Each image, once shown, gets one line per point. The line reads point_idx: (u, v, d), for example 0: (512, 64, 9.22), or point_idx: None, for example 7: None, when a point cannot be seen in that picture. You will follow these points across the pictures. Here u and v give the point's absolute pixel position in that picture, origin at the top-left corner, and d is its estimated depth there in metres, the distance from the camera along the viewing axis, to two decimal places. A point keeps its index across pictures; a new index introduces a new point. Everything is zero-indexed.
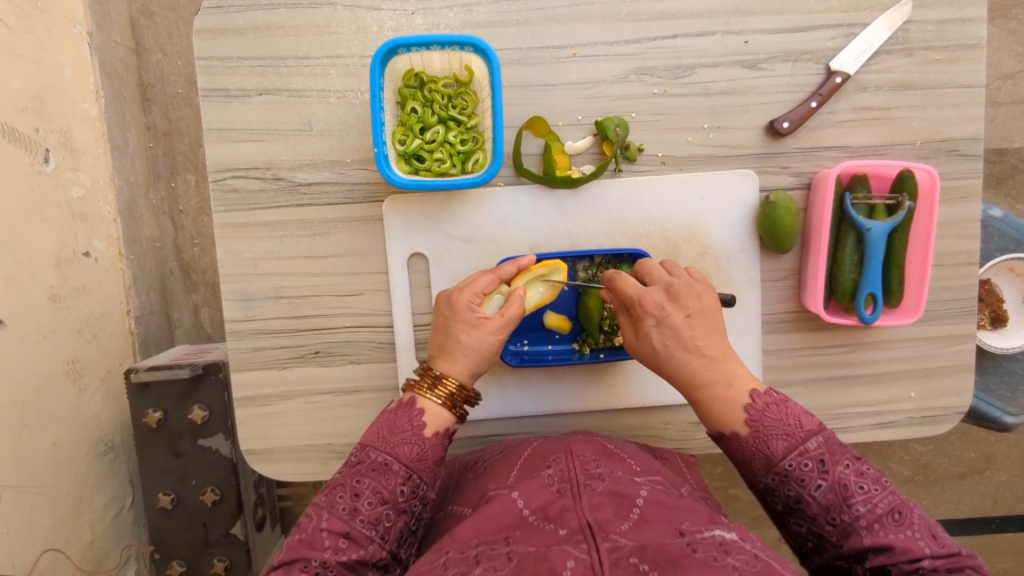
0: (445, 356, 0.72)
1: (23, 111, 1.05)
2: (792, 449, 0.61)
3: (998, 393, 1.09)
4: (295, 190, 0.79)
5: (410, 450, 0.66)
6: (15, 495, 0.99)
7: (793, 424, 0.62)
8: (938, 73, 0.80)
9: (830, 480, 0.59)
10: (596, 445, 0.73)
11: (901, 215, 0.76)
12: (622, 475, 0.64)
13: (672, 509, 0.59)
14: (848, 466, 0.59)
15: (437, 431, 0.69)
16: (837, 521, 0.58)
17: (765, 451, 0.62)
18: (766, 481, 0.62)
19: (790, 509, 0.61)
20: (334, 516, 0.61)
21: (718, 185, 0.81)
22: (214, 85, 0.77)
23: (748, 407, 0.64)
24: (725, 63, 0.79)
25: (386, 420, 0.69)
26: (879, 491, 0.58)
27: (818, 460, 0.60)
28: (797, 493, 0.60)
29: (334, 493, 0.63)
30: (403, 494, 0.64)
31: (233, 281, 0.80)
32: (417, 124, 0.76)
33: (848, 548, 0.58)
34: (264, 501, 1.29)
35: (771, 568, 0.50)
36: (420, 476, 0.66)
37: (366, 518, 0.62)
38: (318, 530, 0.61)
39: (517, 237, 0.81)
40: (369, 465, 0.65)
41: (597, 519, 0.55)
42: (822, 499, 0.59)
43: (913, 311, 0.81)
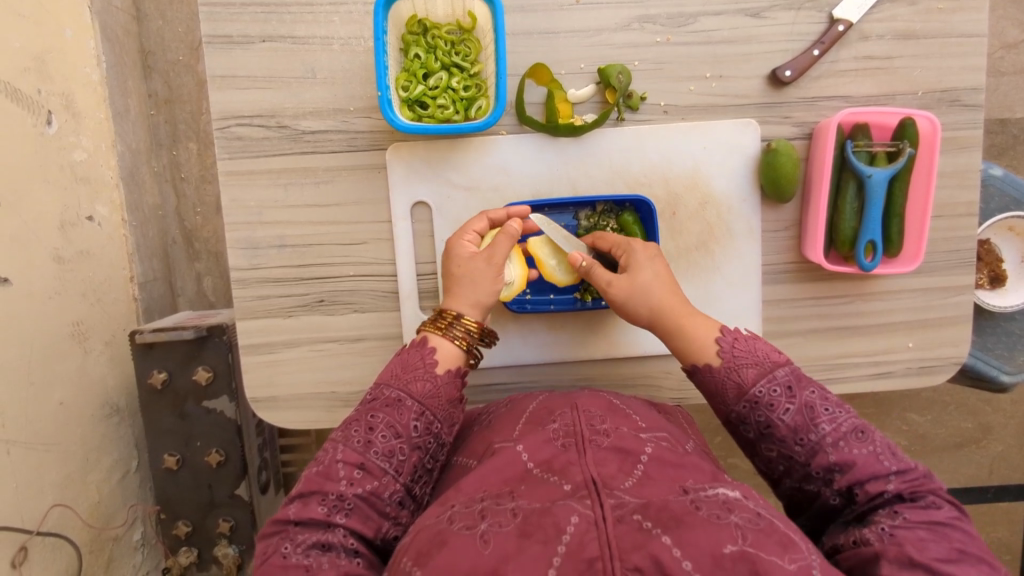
0: (455, 296, 0.73)
1: (24, 71, 1.05)
2: (761, 376, 0.65)
3: (996, 353, 1.10)
4: (299, 138, 0.79)
5: (424, 387, 0.67)
6: (23, 451, 1.00)
7: (762, 355, 0.66)
8: (940, 23, 0.81)
9: (797, 403, 0.63)
10: (602, 400, 0.73)
11: (902, 161, 0.77)
12: (627, 431, 0.64)
13: (676, 467, 0.59)
14: (814, 392, 0.63)
15: (449, 370, 0.69)
16: (805, 441, 0.61)
17: (736, 379, 0.66)
18: (738, 409, 0.65)
19: (761, 435, 0.64)
20: (349, 448, 0.62)
21: (720, 134, 0.81)
22: (218, 32, 0.77)
23: (718, 339, 0.69)
24: (727, 12, 0.80)
25: (399, 360, 0.70)
26: (842, 412, 0.62)
27: (785, 386, 0.64)
28: (767, 418, 0.63)
29: (350, 428, 0.64)
30: (416, 429, 0.65)
31: (238, 230, 0.81)
32: (420, 70, 0.76)
33: (816, 467, 0.61)
34: (268, 465, 1.30)
35: (775, 526, 0.50)
36: (433, 413, 0.66)
37: (381, 451, 0.63)
38: (334, 461, 0.62)
39: (520, 185, 0.81)
40: (383, 402, 0.66)
41: (601, 475, 0.55)
42: (791, 421, 0.62)
43: (912, 260, 0.82)
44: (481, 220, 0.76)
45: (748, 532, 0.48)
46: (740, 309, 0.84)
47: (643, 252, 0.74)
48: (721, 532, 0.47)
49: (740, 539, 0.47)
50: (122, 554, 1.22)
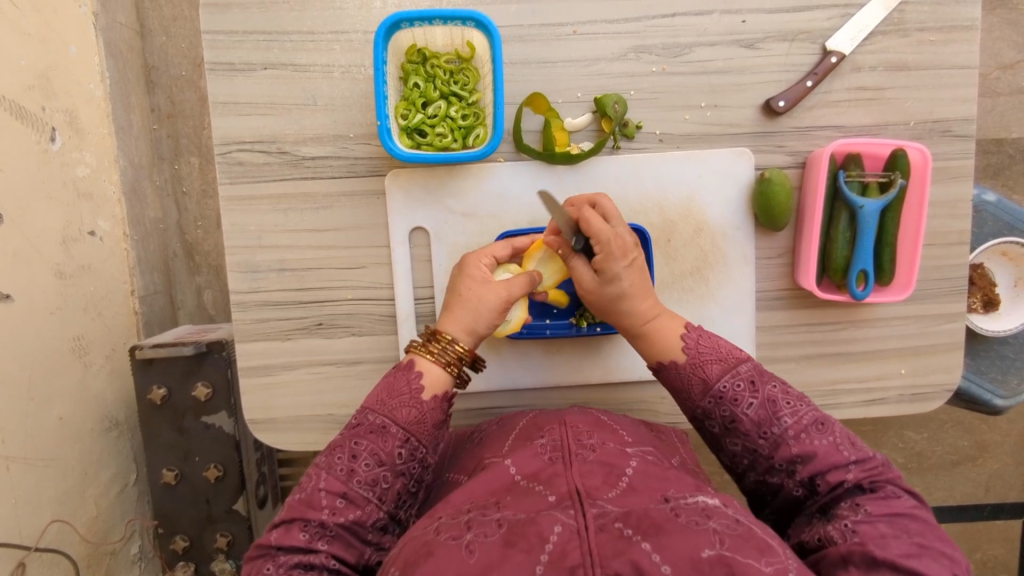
0: (449, 320, 0.73)
1: (29, 89, 1.06)
2: (725, 371, 0.67)
3: (990, 377, 1.11)
4: (299, 164, 0.80)
5: (408, 413, 0.67)
6: (22, 467, 1.01)
7: (726, 351, 0.69)
8: (932, 54, 0.82)
9: (759, 397, 0.65)
10: (590, 417, 0.74)
11: (893, 192, 0.78)
12: (613, 446, 0.65)
13: (660, 479, 0.59)
14: (776, 385, 0.66)
15: (436, 395, 0.69)
16: (767, 434, 0.64)
17: (702, 376, 0.68)
18: (703, 405, 0.68)
19: (726, 429, 0.66)
20: (332, 477, 0.63)
21: (715, 163, 0.82)
22: (220, 59, 0.78)
23: (683, 335, 0.71)
24: (722, 42, 0.81)
25: (385, 383, 0.70)
26: (802, 405, 0.64)
27: (749, 380, 0.66)
28: (731, 412, 0.65)
29: (333, 454, 0.64)
30: (400, 456, 0.65)
31: (238, 253, 0.82)
32: (419, 99, 0.77)
33: (779, 459, 0.63)
34: (266, 479, 1.31)
35: (753, 531, 0.51)
36: (417, 438, 0.67)
37: (364, 479, 0.63)
38: (317, 489, 0.62)
39: (517, 212, 0.82)
40: (367, 428, 0.66)
41: (585, 486, 0.56)
42: (753, 415, 0.64)
43: (905, 289, 0.82)
44: (502, 247, 0.76)
45: (725, 537, 0.49)
46: (735, 335, 0.85)
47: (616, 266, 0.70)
48: (699, 537, 0.48)
49: (717, 543, 0.48)
50: (119, 568, 1.23)
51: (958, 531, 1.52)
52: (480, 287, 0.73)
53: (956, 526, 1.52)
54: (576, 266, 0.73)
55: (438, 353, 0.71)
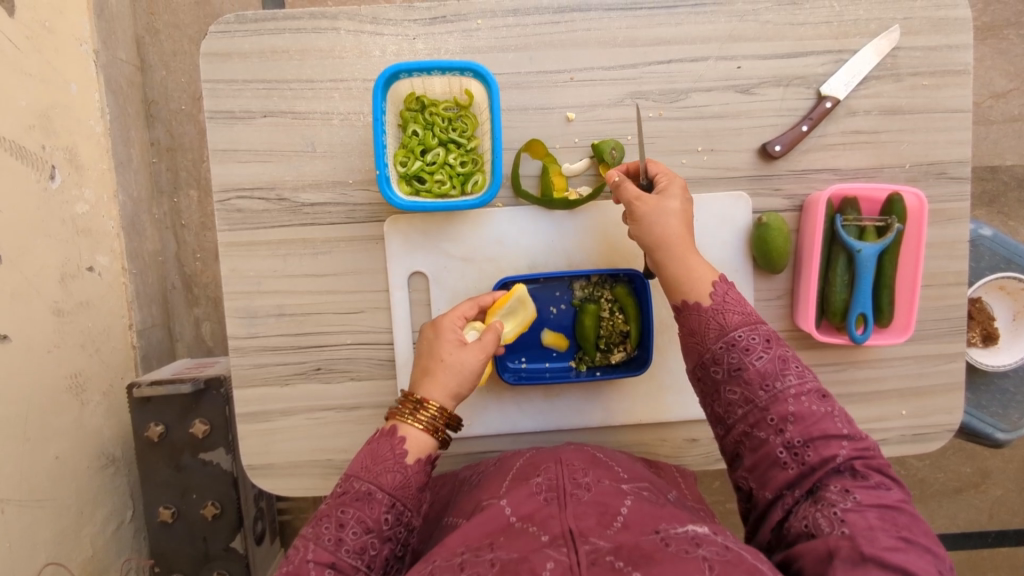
0: (432, 384, 0.71)
1: (29, 129, 1.07)
2: (745, 322, 0.65)
3: (991, 411, 1.11)
4: (298, 211, 0.81)
5: (393, 478, 0.65)
6: (16, 509, 0.99)
7: (748, 307, 0.67)
8: (925, 98, 0.83)
9: (773, 355, 0.63)
10: (586, 455, 0.74)
11: (890, 237, 0.78)
12: (609, 484, 0.65)
13: (655, 515, 0.59)
14: (789, 351, 0.64)
15: (420, 458, 0.67)
16: (772, 389, 0.61)
17: (719, 321, 0.65)
18: (713, 349, 0.65)
19: (729, 374, 0.63)
20: (320, 548, 0.61)
21: (712, 207, 0.83)
22: (220, 108, 0.79)
23: (713, 282, 0.68)
24: (717, 88, 0.81)
25: (367, 449, 0.67)
26: (813, 378, 0.63)
27: (765, 337, 0.64)
28: (740, 360, 0.63)
29: (319, 524, 0.62)
30: (388, 522, 0.63)
31: (236, 299, 0.82)
32: (417, 147, 0.78)
33: (776, 417, 0.60)
34: (263, 515, 1.30)
35: (744, 557, 0.51)
36: (404, 502, 0.65)
37: (352, 548, 0.61)
38: (305, 561, 0.60)
39: (515, 256, 0.82)
40: (353, 495, 0.64)
41: (578, 526, 0.56)
42: (762, 367, 0.62)
43: (902, 332, 0.82)
44: (469, 306, 0.75)
45: (715, 563, 0.49)
46: None
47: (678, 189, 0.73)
48: (688, 565, 0.49)
49: (706, 569, 0.48)
50: None
51: (962, 560, 1.51)
52: (458, 350, 0.72)
53: (960, 554, 1.50)
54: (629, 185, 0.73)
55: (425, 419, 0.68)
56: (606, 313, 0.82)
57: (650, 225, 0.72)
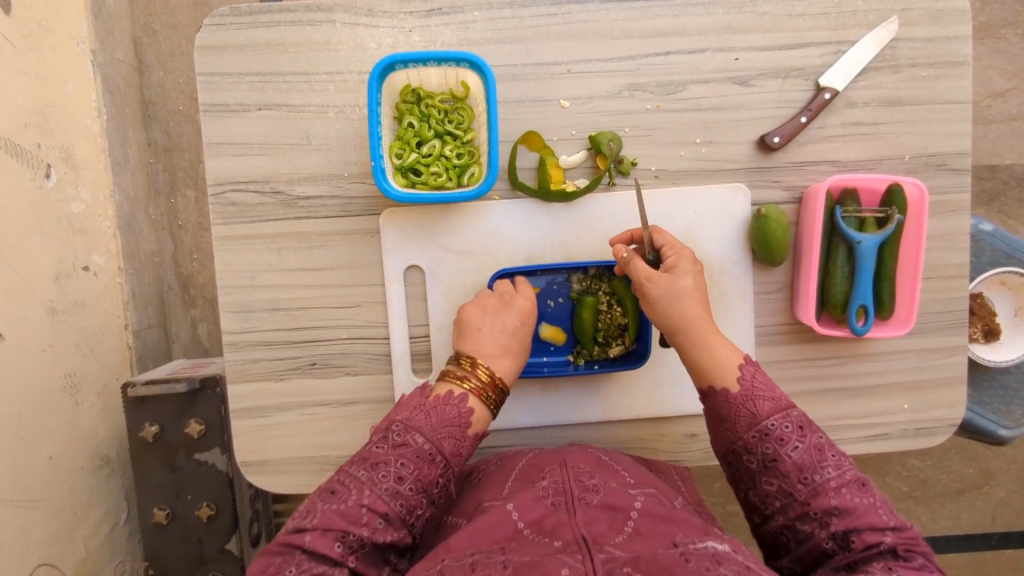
0: (496, 359, 0.73)
1: (25, 127, 1.07)
2: (776, 410, 0.66)
3: (993, 407, 1.10)
4: (293, 204, 0.80)
5: (454, 446, 0.67)
6: (8, 509, 0.98)
7: (778, 392, 0.68)
8: (925, 89, 0.82)
9: (807, 443, 0.64)
10: (591, 457, 0.74)
11: (890, 228, 0.77)
12: (616, 487, 0.66)
13: (665, 522, 0.60)
14: (823, 437, 0.65)
15: (477, 433, 0.70)
16: (809, 481, 0.63)
17: (751, 409, 0.67)
18: (746, 438, 0.66)
19: (765, 466, 0.65)
20: (375, 494, 0.62)
21: (710, 200, 0.82)
22: (214, 100, 0.78)
23: (740, 365, 0.70)
24: (715, 80, 0.81)
25: (433, 406, 0.68)
26: (847, 462, 0.64)
27: (798, 424, 0.65)
28: (774, 451, 0.65)
29: (377, 471, 0.63)
30: (439, 485, 0.66)
31: (231, 293, 0.81)
32: (413, 138, 0.77)
33: (816, 509, 0.62)
34: (259, 516, 1.29)
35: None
36: (454, 471, 0.68)
37: (404, 504, 0.63)
38: (359, 505, 0.61)
39: (512, 249, 0.81)
40: (414, 451, 0.65)
41: (591, 533, 0.57)
42: (797, 458, 0.64)
43: (905, 323, 0.81)
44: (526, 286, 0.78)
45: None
46: None
47: (688, 263, 0.75)
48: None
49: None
50: None
51: (965, 561, 1.49)
52: (517, 333, 0.75)
53: (963, 555, 1.49)
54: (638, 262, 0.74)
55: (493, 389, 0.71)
56: (605, 306, 0.81)
57: (666, 308, 0.73)
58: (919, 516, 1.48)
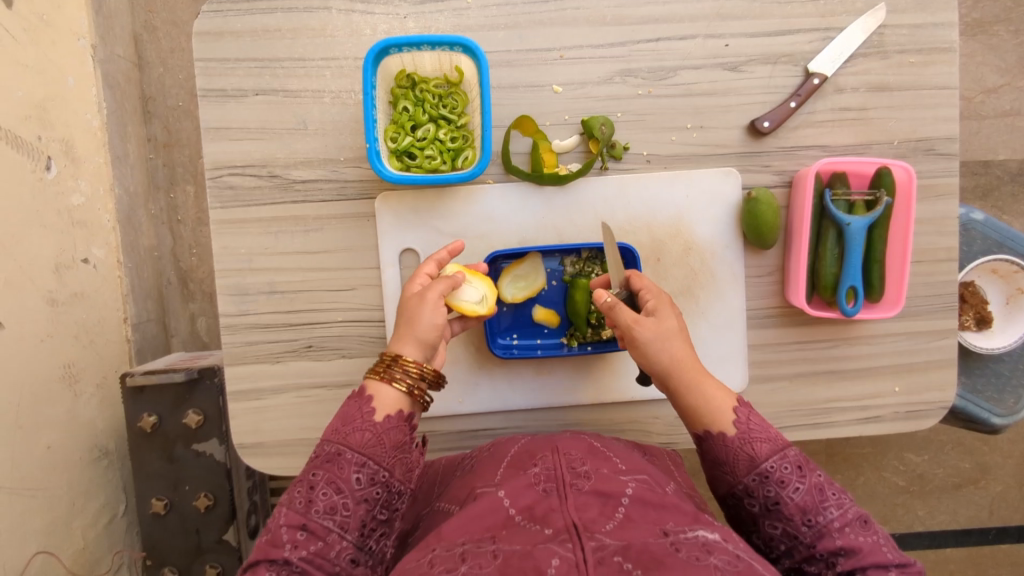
0: (399, 338, 0.70)
1: (26, 119, 1.08)
2: (774, 451, 0.65)
3: (986, 395, 1.11)
4: (290, 187, 0.81)
5: (363, 436, 0.64)
6: (8, 497, 0.99)
7: (773, 431, 0.67)
8: (912, 75, 0.83)
9: (807, 484, 0.63)
10: (583, 443, 0.75)
11: (879, 210, 0.78)
12: (607, 473, 0.67)
13: (656, 509, 0.62)
14: (821, 474, 0.64)
15: (388, 414, 0.66)
16: (813, 523, 0.61)
17: (749, 452, 0.65)
18: (746, 482, 0.65)
19: (767, 509, 0.63)
20: (291, 511, 0.60)
21: (702, 183, 0.83)
22: (212, 86, 0.79)
23: (734, 407, 0.68)
24: (706, 65, 0.82)
25: (342, 411, 0.67)
26: (848, 499, 0.63)
27: (797, 464, 0.64)
28: (776, 494, 0.63)
29: (293, 489, 0.62)
30: (359, 481, 0.62)
31: (228, 276, 0.82)
32: (408, 122, 0.78)
33: (822, 550, 0.60)
34: (258, 509, 1.29)
35: (752, 567, 0.54)
36: (377, 460, 0.64)
37: (323, 509, 0.61)
38: (278, 526, 0.60)
39: (506, 232, 0.83)
40: (324, 457, 0.64)
41: (582, 519, 0.58)
42: (800, 500, 0.62)
43: (894, 306, 0.82)
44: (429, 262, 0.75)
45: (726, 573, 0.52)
46: (725, 355, 0.85)
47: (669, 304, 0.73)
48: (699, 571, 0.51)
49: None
50: None
51: (963, 556, 1.49)
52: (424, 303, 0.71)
53: (960, 550, 1.49)
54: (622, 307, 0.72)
55: (398, 376, 0.67)
56: None
57: (653, 352, 0.71)
58: (916, 510, 1.49)
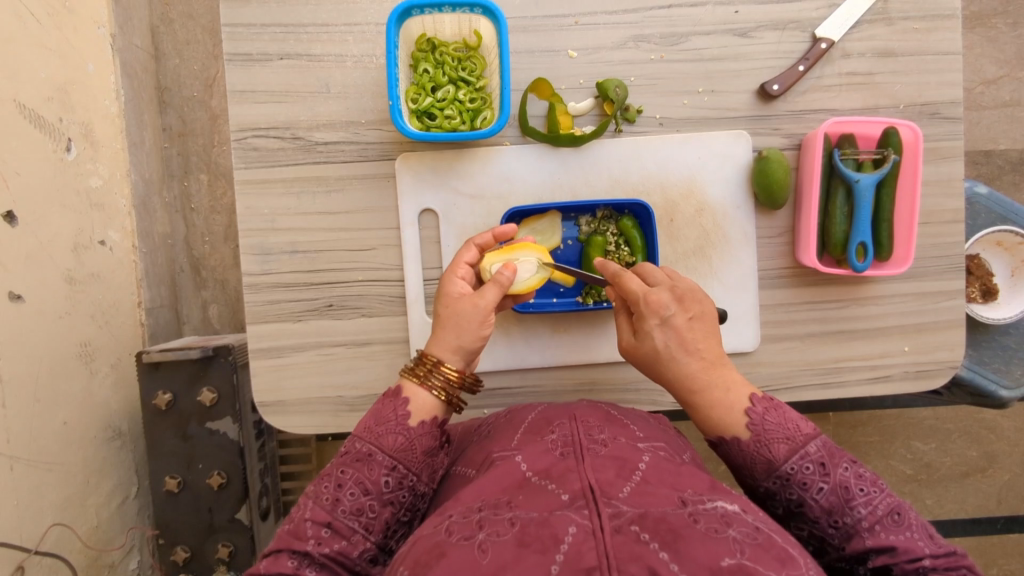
0: (436, 342, 0.71)
1: (48, 100, 1.06)
2: (793, 452, 0.62)
3: (994, 367, 1.09)
4: (312, 149, 0.83)
5: (395, 440, 0.65)
6: (26, 469, 0.96)
7: (792, 428, 0.64)
8: (917, 41, 0.86)
9: (831, 482, 0.61)
10: (600, 411, 0.73)
11: (887, 167, 0.81)
12: (625, 441, 0.65)
13: (673, 474, 0.59)
14: (848, 468, 0.61)
15: (425, 421, 0.67)
16: (840, 524, 0.60)
17: (766, 455, 0.63)
18: (767, 484, 0.63)
19: (791, 512, 0.62)
20: (317, 506, 0.61)
21: (713, 145, 0.85)
22: (238, 50, 0.82)
23: (748, 411, 0.66)
24: (716, 32, 0.85)
25: (374, 411, 0.68)
26: (878, 492, 0.60)
27: (819, 463, 0.61)
28: (799, 497, 0.61)
29: (320, 483, 0.63)
30: (388, 485, 0.63)
31: (252, 237, 0.84)
32: (428, 83, 0.81)
33: (851, 550, 0.59)
34: (268, 492, 1.24)
35: (773, 540, 0.50)
36: (406, 465, 0.64)
37: (349, 509, 0.61)
38: (303, 519, 0.60)
39: (523, 193, 0.85)
40: (354, 456, 0.64)
41: (598, 482, 0.55)
42: (824, 502, 0.60)
43: (903, 263, 0.84)
44: (469, 251, 0.77)
45: (746, 547, 0.48)
46: (738, 313, 0.87)
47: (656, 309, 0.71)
48: (719, 546, 0.47)
49: (738, 552, 0.47)
50: None
51: (971, 545, 1.47)
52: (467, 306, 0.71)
53: (969, 539, 1.47)
54: (623, 323, 0.76)
55: (434, 382, 0.69)
56: (613, 247, 0.85)
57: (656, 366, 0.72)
58: (924, 499, 1.47)
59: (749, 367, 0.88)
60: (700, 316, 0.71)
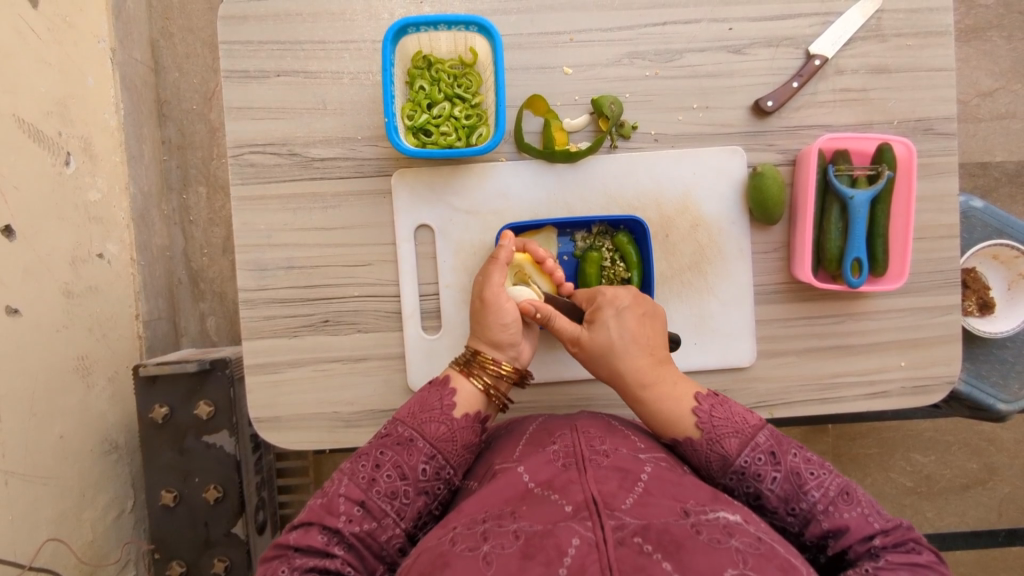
0: (475, 339, 0.77)
1: (47, 115, 1.06)
2: (744, 445, 0.67)
3: (991, 380, 1.08)
4: (309, 165, 0.83)
5: (438, 429, 0.69)
6: (21, 483, 0.95)
7: (740, 422, 0.69)
8: (911, 58, 0.86)
9: (782, 471, 0.65)
10: (602, 422, 0.72)
11: (881, 183, 0.81)
12: (627, 452, 0.64)
13: (675, 485, 0.59)
14: (796, 455, 0.66)
15: (468, 414, 0.72)
16: (796, 511, 0.64)
17: (720, 451, 0.67)
18: (725, 481, 0.67)
19: (752, 506, 0.66)
20: (353, 484, 0.65)
21: (709, 160, 0.86)
22: (236, 67, 0.82)
23: (695, 410, 0.71)
24: (711, 48, 0.85)
25: (418, 399, 0.73)
26: (827, 474, 0.64)
27: (769, 453, 0.66)
28: (756, 489, 0.65)
29: (358, 462, 0.67)
30: (424, 472, 0.67)
31: (248, 252, 0.84)
32: (424, 100, 0.81)
33: (811, 535, 0.63)
34: (266, 505, 1.24)
35: (775, 551, 0.50)
36: (445, 456, 0.69)
37: (384, 491, 0.65)
38: (337, 495, 0.64)
39: (518, 208, 0.85)
40: (395, 440, 0.69)
41: (602, 495, 0.55)
42: (780, 491, 0.64)
43: (898, 278, 0.84)
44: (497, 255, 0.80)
45: (748, 557, 0.48)
46: (734, 329, 0.87)
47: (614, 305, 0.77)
48: (721, 557, 0.47)
49: (740, 563, 0.47)
50: None
51: (972, 559, 1.46)
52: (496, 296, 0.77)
53: (970, 553, 1.46)
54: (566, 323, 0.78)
55: (476, 373, 0.74)
56: (608, 262, 0.86)
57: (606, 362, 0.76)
58: (925, 511, 1.46)
59: (745, 382, 0.87)
60: (650, 313, 0.77)
